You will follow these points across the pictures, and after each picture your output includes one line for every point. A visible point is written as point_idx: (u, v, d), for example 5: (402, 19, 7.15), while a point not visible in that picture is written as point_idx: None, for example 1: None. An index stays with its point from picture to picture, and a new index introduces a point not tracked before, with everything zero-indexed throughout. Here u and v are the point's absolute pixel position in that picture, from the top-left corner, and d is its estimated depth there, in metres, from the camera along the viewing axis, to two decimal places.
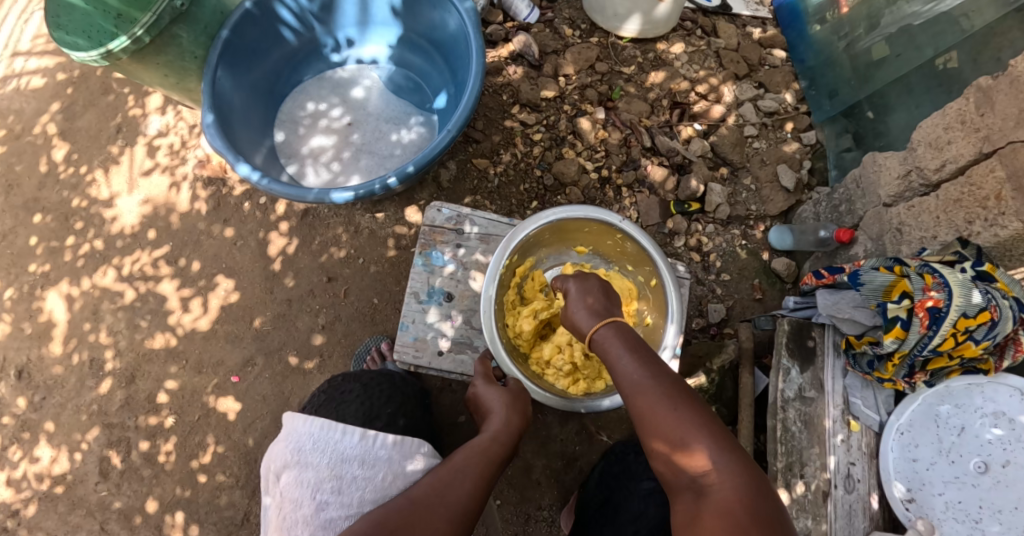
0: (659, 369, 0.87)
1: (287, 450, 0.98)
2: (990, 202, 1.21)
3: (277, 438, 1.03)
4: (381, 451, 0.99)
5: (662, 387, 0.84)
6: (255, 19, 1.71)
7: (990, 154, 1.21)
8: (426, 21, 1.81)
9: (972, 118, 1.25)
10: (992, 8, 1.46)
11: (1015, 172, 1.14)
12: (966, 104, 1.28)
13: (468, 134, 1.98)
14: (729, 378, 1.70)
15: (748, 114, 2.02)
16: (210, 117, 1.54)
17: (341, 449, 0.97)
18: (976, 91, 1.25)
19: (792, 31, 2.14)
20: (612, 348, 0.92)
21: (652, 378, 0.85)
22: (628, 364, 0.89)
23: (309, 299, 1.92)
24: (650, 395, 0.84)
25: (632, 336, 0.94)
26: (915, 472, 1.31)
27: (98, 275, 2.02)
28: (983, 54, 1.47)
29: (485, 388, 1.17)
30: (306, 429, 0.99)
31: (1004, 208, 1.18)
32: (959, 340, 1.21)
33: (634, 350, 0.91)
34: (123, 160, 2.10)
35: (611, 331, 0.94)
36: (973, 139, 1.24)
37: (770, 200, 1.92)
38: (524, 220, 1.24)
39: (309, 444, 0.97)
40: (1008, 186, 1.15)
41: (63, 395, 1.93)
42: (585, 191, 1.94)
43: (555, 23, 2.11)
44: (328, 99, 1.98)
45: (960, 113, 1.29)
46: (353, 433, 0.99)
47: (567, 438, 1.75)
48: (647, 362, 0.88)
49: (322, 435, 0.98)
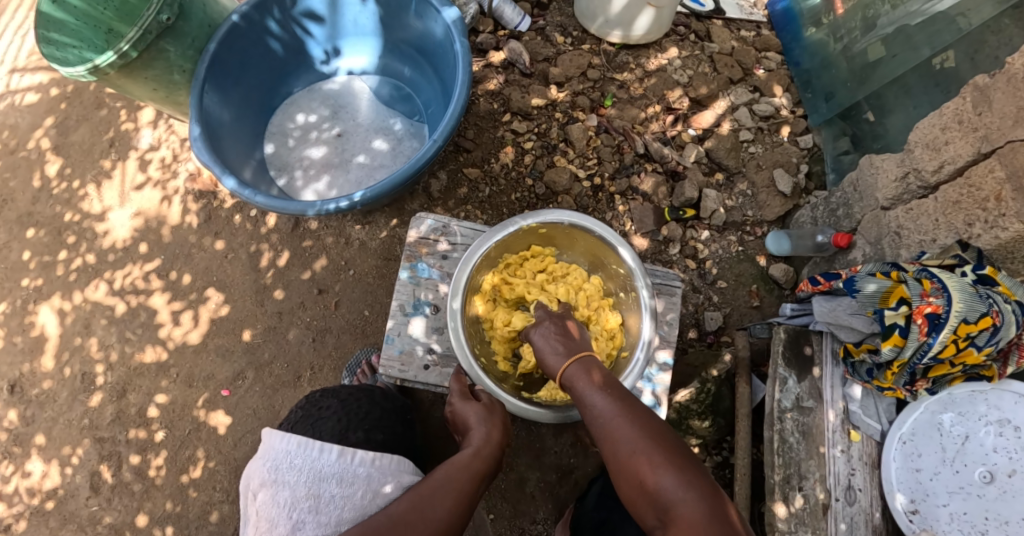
0: (629, 403, 0.90)
1: (264, 469, 0.96)
2: (990, 203, 1.18)
3: (255, 454, 1.01)
4: (359, 468, 0.96)
5: (631, 419, 0.87)
6: (241, 31, 1.69)
7: (989, 154, 1.18)
8: (414, 30, 1.79)
9: (969, 117, 1.23)
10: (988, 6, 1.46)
11: (1014, 172, 1.11)
12: (962, 104, 1.25)
13: (459, 143, 1.96)
14: (726, 387, 1.65)
15: (744, 118, 2.00)
16: (197, 130, 1.53)
17: (318, 467, 0.94)
18: (973, 90, 1.23)
19: (787, 34, 2.13)
20: (579, 382, 0.95)
21: (619, 412, 0.89)
22: (594, 397, 0.92)
23: (300, 312, 1.90)
24: (616, 426, 0.87)
25: (599, 369, 0.97)
26: (919, 483, 1.26)
27: (89, 289, 2.01)
28: (981, 53, 1.46)
29: (461, 403, 1.13)
30: (283, 447, 0.96)
31: (1004, 209, 1.15)
32: (960, 347, 1.18)
33: (600, 386, 0.93)
34: (115, 175, 2.10)
35: (578, 369, 0.97)
36: (971, 139, 1.22)
37: (767, 205, 1.89)
38: (567, 210, 1.27)
39: (286, 463, 0.94)
40: (1008, 186, 1.12)
41: (55, 410, 1.91)
42: (577, 199, 1.91)
43: (547, 30, 2.10)
44: (318, 111, 1.97)
45: (957, 112, 1.26)
46: (330, 451, 0.96)
47: (561, 450, 1.73)
48: (618, 395, 0.92)
49: (299, 452, 0.95)
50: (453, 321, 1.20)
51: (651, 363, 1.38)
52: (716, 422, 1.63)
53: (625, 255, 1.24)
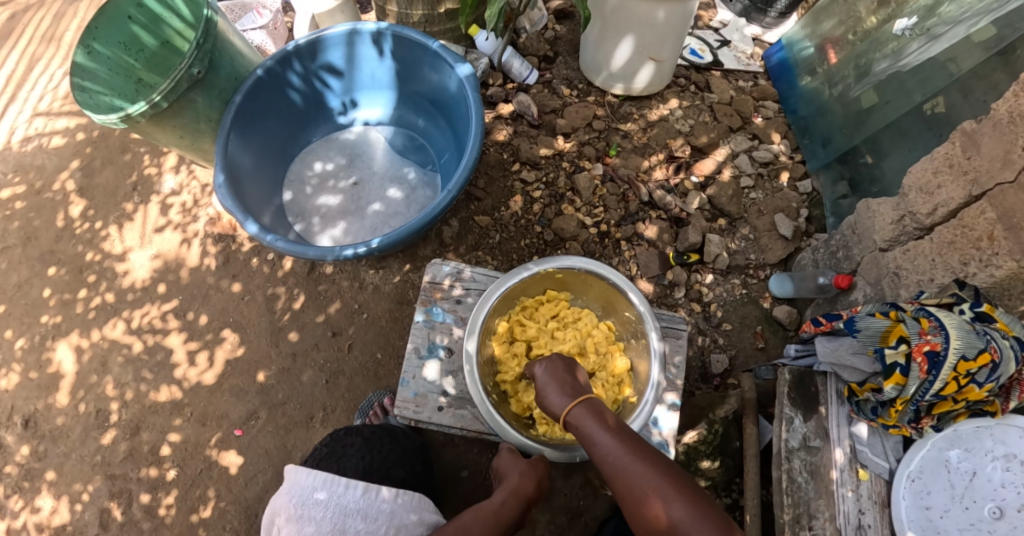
0: (636, 443, 0.97)
1: (290, 503, 1.02)
2: (983, 243, 1.24)
3: (280, 490, 1.07)
4: (382, 505, 1.03)
5: (639, 457, 0.94)
6: (264, 84, 1.78)
7: (979, 196, 1.25)
8: (428, 83, 1.89)
9: (959, 161, 1.30)
10: (977, 51, 1.50)
11: (1005, 213, 1.17)
12: (952, 149, 1.33)
13: (470, 192, 2.04)
14: (733, 428, 1.67)
15: (744, 165, 2.07)
16: (221, 177, 1.60)
17: (344, 503, 1.01)
18: (961, 135, 1.31)
19: (783, 84, 2.25)
20: (586, 424, 1.02)
21: (627, 452, 0.95)
22: (603, 440, 0.99)
23: (313, 353, 1.94)
24: (626, 464, 0.94)
25: (604, 411, 1.04)
26: (930, 521, 1.27)
27: (107, 327, 2.06)
28: (970, 97, 1.51)
29: (507, 458, 1.24)
30: (309, 483, 1.03)
31: (997, 248, 1.20)
32: (962, 384, 1.20)
33: (608, 427, 1.00)
34: (136, 217, 2.18)
35: (585, 411, 1.04)
36: (962, 183, 1.28)
37: (769, 249, 1.94)
38: (579, 258, 1.35)
39: (312, 498, 1.01)
40: (1000, 227, 1.19)
41: (68, 445, 1.93)
42: (585, 245, 1.97)
43: (553, 83, 2.21)
44: (336, 159, 2.05)
45: (947, 157, 1.33)
46: (355, 487, 1.03)
47: (571, 492, 1.73)
48: (624, 436, 0.99)
49: (325, 488, 1.02)
50: (468, 363, 1.26)
51: (659, 404, 1.41)
52: (725, 464, 1.64)
53: (635, 299, 1.31)
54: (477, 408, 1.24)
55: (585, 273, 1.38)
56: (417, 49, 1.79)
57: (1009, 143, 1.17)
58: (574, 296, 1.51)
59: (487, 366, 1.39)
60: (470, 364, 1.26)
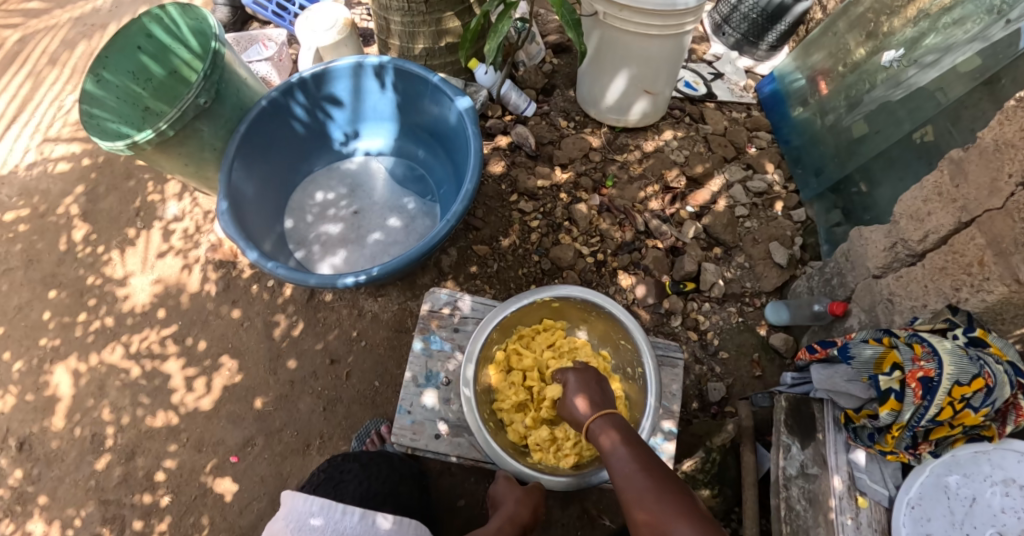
0: (650, 461, 0.99)
1: (286, 529, 1.01)
2: (974, 268, 1.26)
3: (275, 517, 1.06)
4: (380, 531, 1.03)
5: (651, 473, 0.97)
6: (268, 114, 1.83)
7: (969, 222, 1.27)
8: (429, 114, 1.93)
9: (947, 190, 1.33)
10: (964, 81, 1.54)
11: (994, 238, 1.20)
12: (941, 177, 1.36)
13: (469, 222, 2.06)
14: (731, 457, 1.67)
15: (738, 195, 2.11)
16: (224, 205, 1.63)
17: (342, 529, 1.01)
18: (949, 163, 1.34)
19: (775, 114, 2.30)
20: (605, 436, 1.06)
21: (640, 467, 0.98)
22: (618, 451, 1.02)
23: (311, 381, 1.95)
24: (636, 478, 0.96)
25: (624, 427, 1.08)
26: None
27: (106, 351, 2.07)
28: (958, 126, 1.55)
29: (506, 484, 1.27)
30: (306, 508, 1.02)
31: (988, 273, 1.22)
32: (957, 409, 1.21)
33: (625, 442, 1.04)
34: (139, 242, 2.21)
35: (606, 423, 1.08)
36: (952, 210, 1.31)
37: (764, 277, 1.96)
38: (576, 288, 1.37)
39: (309, 524, 1.01)
40: (990, 252, 1.21)
41: (62, 469, 1.92)
42: (582, 274, 1.99)
43: (551, 114, 2.26)
44: (337, 189, 2.08)
45: (936, 185, 1.36)
46: (353, 513, 1.03)
47: (568, 522, 1.71)
48: (638, 451, 1.01)
49: (322, 513, 1.02)
50: (467, 388, 1.27)
51: (656, 432, 1.41)
52: (723, 493, 1.63)
53: (631, 328, 1.33)
54: (475, 436, 1.25)
55: (581, 302, 1.39)
56: (418, 83, 1.84)
57: (995, 172, 1.20)
58: (571, 325, 1.53)
59: (485, 394, 1.39)
60: (466, 391, 1.27)
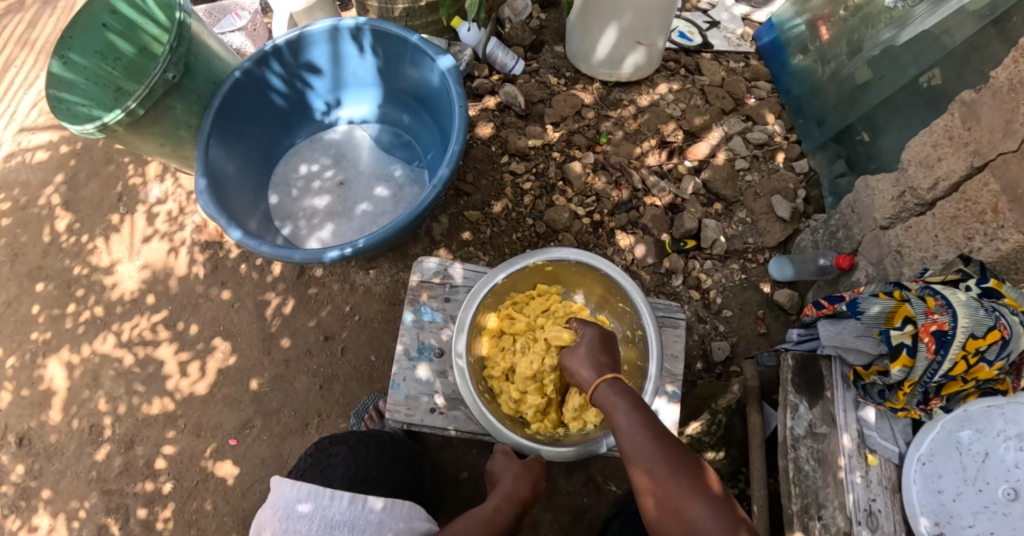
0: (659, 432, 0.96)
1: (274, 518, 0.99)
2: (987, 216, 1.19)
3: (264, 505, 1.04)
4: (370, 515, 0.99)
5: (662, 446, 0.93)
6: (243, 87, 1.75)
7: (982, 167, 1.21)
8: (411, 78, 1.84)
9: (959, 132, 1.26)
10: (971, 21, 1.45)
11: (1009, 184, 1.13)
12: (951, 120, 1.29)
13: (459, 188, 1.99)
14: (738, 418, 1.63)
15: (738, 147, 2.03)
16: (203, 182, 1.56)
17: (329, 515, 0.97)
18: (960, 105, 1.26)
19: (775, 64, 2.21)
20: (613, 403, 1.02)
21: (651, 438, 0.94)
22: (626, 421, 0.98)
23: (307, 359, 1.91)
24: (648, 451, 0.93)
25: (631, 392, 1.03)
26: (942, 505, 1.22)
27: (98, 341, 2.02)
28: (966, 69, 1.47)
29: (503, 460, 1.22)
30: (293, 496, 1.00)
31: (1003, 221, 1.16)
32: (971, 363, 1.16)
33: (632, 409, 1.00)
34: (122, 229, 2.15)
35: (611, 389, 1.04)
36: (963, 154, 1.24)
37: (767, 232, 1.90)
38: (566, 249, 1.32)
39: (297, 512, 0.98)
40: (1004, 198, 1.14)
41: (63, 462, 1.90)
42: (578, 236, 1.93)
43: (540, 73, 2.17)
44: (321, 160, 2.01)
45: (947, 129, 1.29)
46: (341, 498, 0.99)
47: (574, 490, 1.69)
48: (646, 421, 0.98)
49: (310, 499, 0.99)
50: (461, 358, 1.24)
51: (660, 396, 1.37)
52: (730, 455, 1.60)
53: (628, 288, 1.27)
54: (470, 407, 1.22)
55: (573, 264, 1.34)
56: (397, 44, 1.75)
57: (1010, 112, 1.12)
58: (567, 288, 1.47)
59: (479, 363, 1.35)
60: (461, 362, 1.24)
